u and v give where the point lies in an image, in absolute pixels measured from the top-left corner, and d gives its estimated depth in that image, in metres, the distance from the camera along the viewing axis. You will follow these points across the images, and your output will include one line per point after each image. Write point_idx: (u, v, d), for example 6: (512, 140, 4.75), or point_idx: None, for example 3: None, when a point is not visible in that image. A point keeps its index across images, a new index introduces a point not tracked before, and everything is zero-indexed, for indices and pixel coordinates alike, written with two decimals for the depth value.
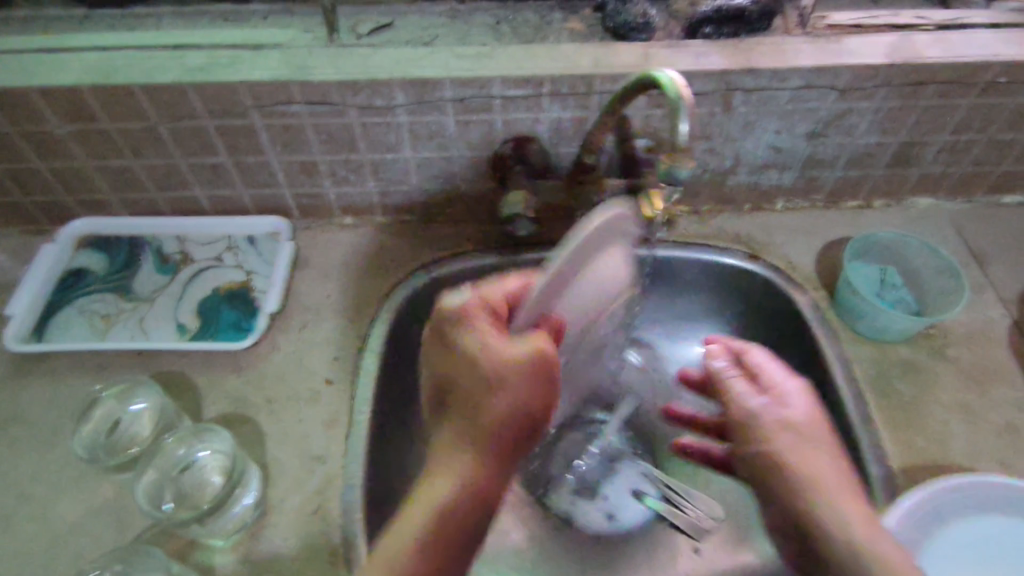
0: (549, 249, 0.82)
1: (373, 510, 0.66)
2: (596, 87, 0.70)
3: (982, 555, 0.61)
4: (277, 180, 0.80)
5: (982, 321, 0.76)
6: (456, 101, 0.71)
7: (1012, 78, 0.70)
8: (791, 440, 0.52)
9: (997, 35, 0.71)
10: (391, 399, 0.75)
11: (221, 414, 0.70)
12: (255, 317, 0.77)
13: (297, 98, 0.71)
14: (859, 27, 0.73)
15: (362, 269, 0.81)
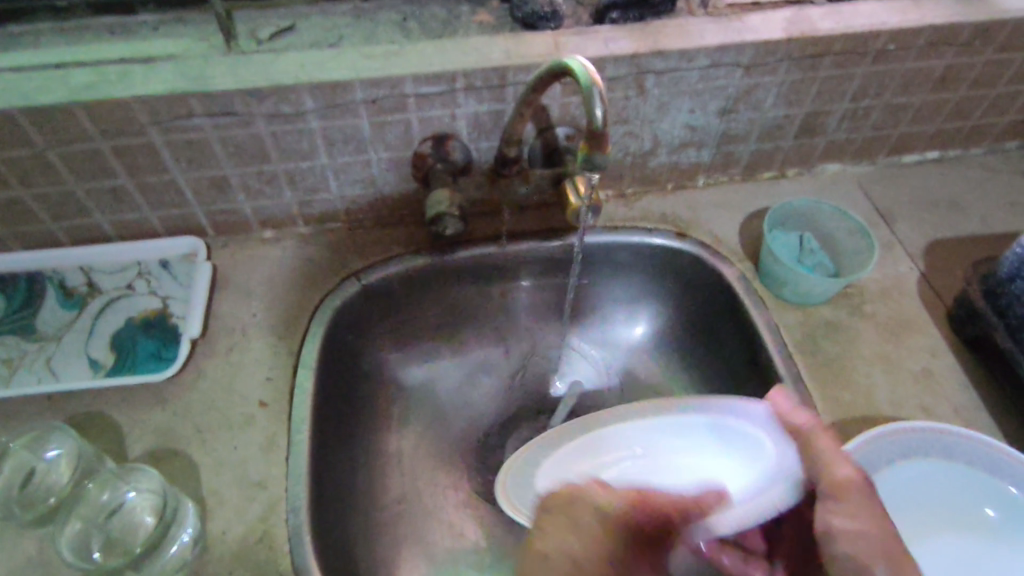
0: (481, 245, 0.81)
1: (322, 532, 0.63)
2: (509, 78, 0.70)
3: (913, 499, 0.64)
4: (186, 199, 0.76)
5: (894, 276, 0.80)
6: (369, 103, 0.69)
7: (900, 45, 0.74)
8: (855, 535, 0.51)
9: (883, 5, 0.75)
10: (330, 414, 0.72)
11: (148, 451, 0.65)
12: (176, 344, 0.73)
13: (199, 110, 0.67)
14: (757, 4, 0.75)
15: (288, 284, 0.78)
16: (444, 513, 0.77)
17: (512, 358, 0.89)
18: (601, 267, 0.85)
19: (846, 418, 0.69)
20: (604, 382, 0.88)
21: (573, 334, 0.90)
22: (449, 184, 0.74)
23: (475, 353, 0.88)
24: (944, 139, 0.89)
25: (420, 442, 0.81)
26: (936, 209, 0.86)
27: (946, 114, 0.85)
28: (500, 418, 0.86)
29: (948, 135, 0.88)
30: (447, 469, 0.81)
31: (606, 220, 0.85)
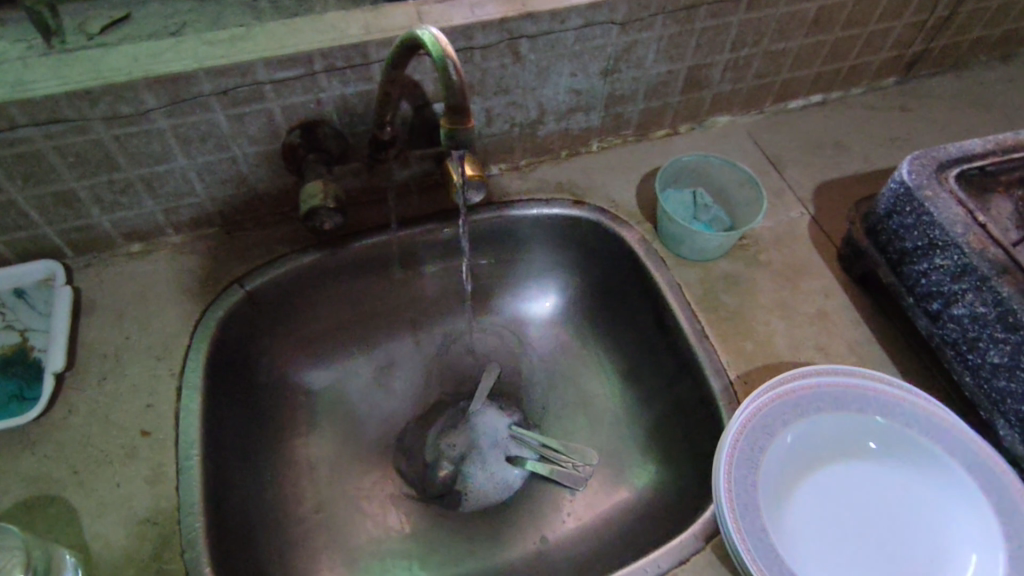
0: (371, 235, 0.77)
1: (225, 558, 0.59)
2: (372, 56, 0.65)
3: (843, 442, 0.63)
4: (31, 219, 0.68)
5: (788, 222, 0.81)
6: (220, 94, 0.63)
7: None
8: None
9: None
10: (225, 432, 0.68)
11: (16, 501, 0.59)
12: (40, 380, 0.66)
13: (21, 119, 0.59)
14: None
15: (164, 299, 0.72)
16: (365, 515, 0.74)
17: (423, 347, 0.86)
18: (502, 244, 0.83)
19: (750, 368, 0.70)
20: (519, 361, 0.87)
21: (483, 314, 0.88)
22: (324, 175, 0.69)
23: (384, 347, 0.85)
24: (826, 82, 0.90)
25: (334, 447, 0.78)
26: (825, 151, 0.87)
27: (826, 57, 0.85)
28: (418, 411, 0.83)
29: (829, 77, 0.89)
30: (366, 470, 0.78)
31: (502, 194, 0.82)
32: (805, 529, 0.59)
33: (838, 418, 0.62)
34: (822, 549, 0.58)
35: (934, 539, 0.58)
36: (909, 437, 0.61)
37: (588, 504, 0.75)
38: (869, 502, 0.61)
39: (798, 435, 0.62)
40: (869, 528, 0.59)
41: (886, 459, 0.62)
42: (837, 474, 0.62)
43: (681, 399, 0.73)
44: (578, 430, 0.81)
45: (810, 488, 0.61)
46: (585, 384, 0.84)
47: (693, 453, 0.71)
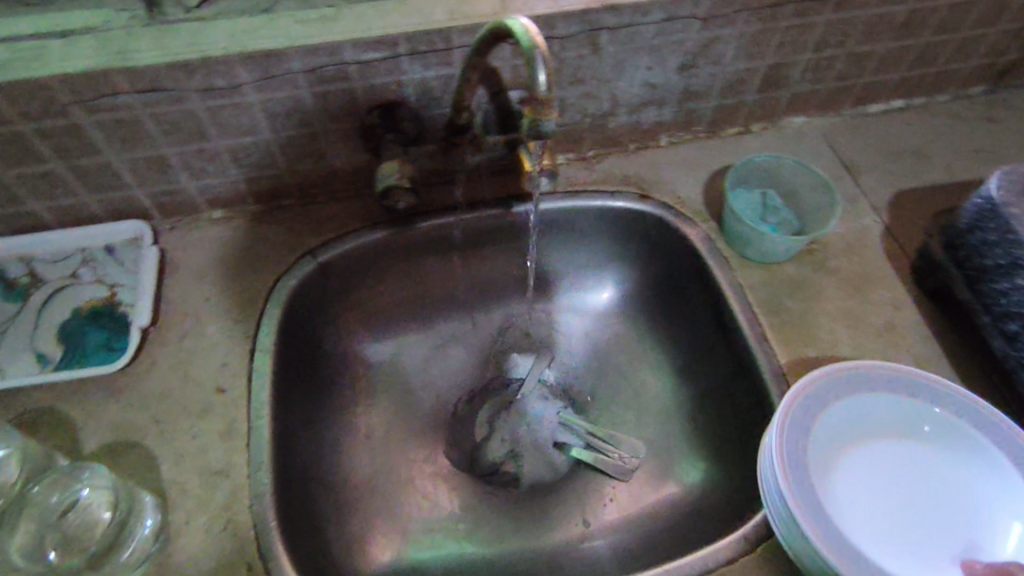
0: (438, 216, 0.79)
1: (288, 515, 0.63)
2: (455, 41, 0.66)
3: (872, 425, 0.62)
4: (124, 181, 0.72)
5: (859, 230, 0.79)
6: (307, 72, 0.66)
7: None
8: None
9: None
10: (292, 396, 0.71)
11: (103, 443, 0.64)
12: (126, 333, 0.71)
13: (124, 87, 0.63)
14: None
15: (241, 264, 0.76)
16: (415, 487, 0.77)
17: (479, 329, 0.88)
18: (566, 232, 0.83)
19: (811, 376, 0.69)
20: (571, 349, 0.88)
21: (540, 300, 0.89)
22: (400, 155, 0.71)
23: (442, 327, 0.87)
24: (911, 87, 0.87)
25: (390, 418, 0.81)
26: (903, 159, 0.84)
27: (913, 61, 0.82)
28: (471, 389, 0.85)
29: (914, 82, 0.86)
30: (418, 443, 0.80)
31: (568, 184, 0.82)
32: (852, 510, 0.58)
33: (870, 402, 0.62)
34: (873, 532, 0.57)
35: (975, 517, 0.57)
36: (949, 419, 0.61)
37: (632, 496, 0.76)
38: (914, 483, 0.60)
39: (839, 420, 0.61)
40: (916, 509, 0.58)
41: (929, 440, 0.61)
42: (883, 457, 0.61)
43: (734, 401, 0.74)
44: (626, 422, 0.82)
45: (858, 471, 0.60)
46: (637, 377, 0.85)
47: (744, 455, 0.71)
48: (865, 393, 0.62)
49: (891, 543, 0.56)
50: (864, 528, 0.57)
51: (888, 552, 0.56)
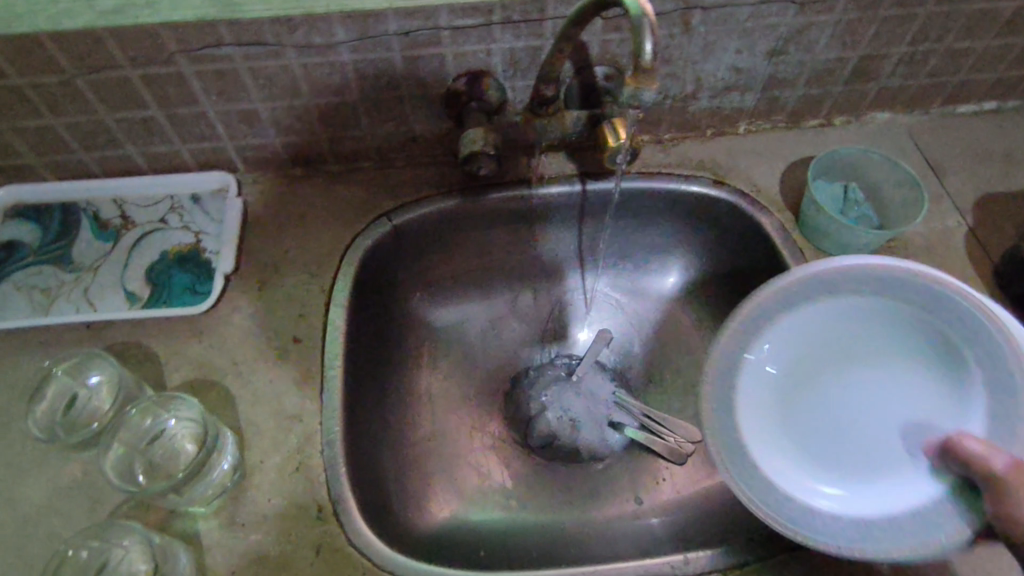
0: (513, 187, 0.79)
1: (356, 464, 0.65)
2: (549, 12, 0.67)
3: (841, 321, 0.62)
4: (216, 132, 0.75)
5: (942, 231, 0.77)
6: (402, 35, 0.67)
7: None
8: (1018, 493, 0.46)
9: None
10: (362, 352, 0.73)
11: (186, 380, 0.67)
12: (210, 278, 0.74)
13: (228, 39, 0.65)
14: None
15: (320, 221, 0.78)
16: (471, 451, 0.79)
17: (541, 303, 0.88)
18: (636, 214, 0.83)
19: None
20: (631, 331, 0.88)
21: (603, 280, 0.89)
22: (483, 123, 0.72)
23: (504, 298, 0.88)
24: (1006, 89, 0.84)
25: (449, 383, 0.83)
26: (993, 162, 0.82)
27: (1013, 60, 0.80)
28: (528, 363, 0.86)
29: (1011, 83, 0.83)
30: (475, 410, 0.82)
31: (644, 166, 0.82)
32: (785, 414, 0.62)
33: (832, 307, 0.62)
34: (803, 432, 0.62)
35: (913, 398, 0.60)
36: (925, 304, 0.59)
37: (687, 479, 0.77)
38: (857, 320, 0.62)
39: (798, 325, 0.63)
40: (874, 401, 0.61)
41: (879, 332, 0.62)
42: (829, 344, 0.63)
43: None
44: (683, 407, 0.82)
45: (801, 371, 0.63)
46: (696, 363, 0.85)
47: None
48: (829, 298, 0.62)
49: (820, 444, 0.61)
50: (794, 435, 0.61)
51: (816, 455, 0.61)
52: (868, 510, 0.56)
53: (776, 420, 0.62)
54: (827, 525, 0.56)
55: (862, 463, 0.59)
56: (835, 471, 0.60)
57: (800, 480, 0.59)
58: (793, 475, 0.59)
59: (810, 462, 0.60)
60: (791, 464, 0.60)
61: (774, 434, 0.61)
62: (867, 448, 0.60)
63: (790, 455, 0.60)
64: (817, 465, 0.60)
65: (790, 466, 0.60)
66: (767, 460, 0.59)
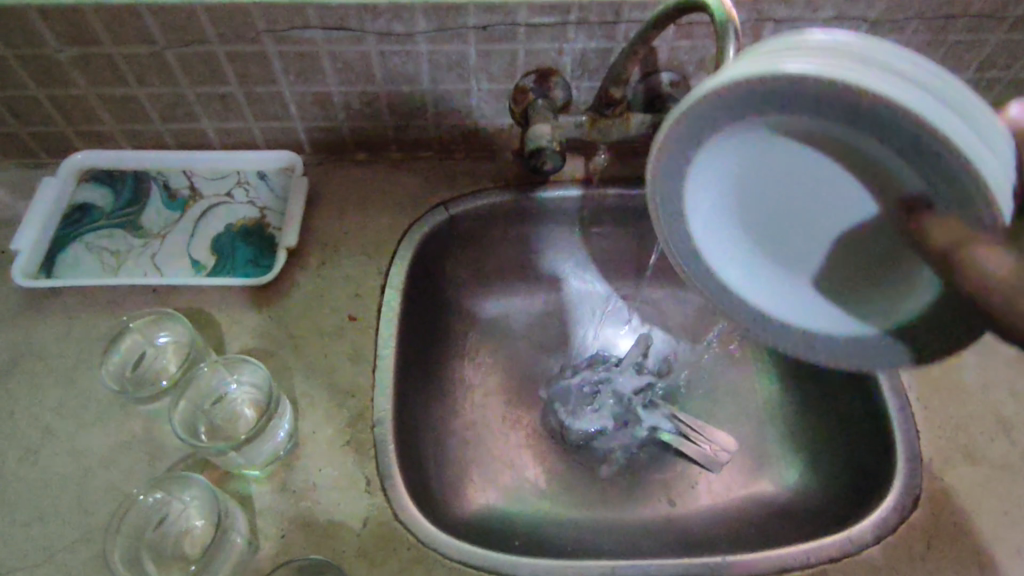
0: (571, 186, 0.81)
1: (403, 443, 0.66)
2: (624, 15, 0.68)
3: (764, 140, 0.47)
4: (289, 113, 0.77)
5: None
6: (479, 29, 0.69)
7: None
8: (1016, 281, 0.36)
9: None
10: (413, 335, 0.74)
11: (245, 348, 0.69)
12: (272, 252, 0.76)
13: (314, 22, 0.67)
14: None
15: (380, 205, 0.80)
16: (509, 442, 0.79)
17: (583, 304, 0.89)
18: None
19: (933, 394, 0.68)
20: (674, 337, 0.88)
21: (649, 285, 0.89)
22: (552, 119, 0.73)
23: (548, 295, 0.88)
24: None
25: (490, 374, 0.83)
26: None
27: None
28: (569, 361, 0.87)
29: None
30: (515, 403, 0.83)
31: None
32: (740, 224, 0.53)
33: (738, 143, 0.47)
34: (775, 232, 0.52)
35: (829, 196, 0.48)
36: (784, 147, 0.46)
37: (724, 487, 0.77)
38: (775, 150, 0.47)
39: (728, 160, 0.48)
40: (804, 205, 0.49)
41: (892, 151, 0.41)
42: (762, 159, 0.48)
43: (844, 409, 0.73)
44: (722, 416, 0.82)
45: (712, 203, 0.51)
46: (737, 374, 0.85)
47: (849, 466, 0.70)
48: (727, 131, 0.45)
49: (779, 226, 0.52)
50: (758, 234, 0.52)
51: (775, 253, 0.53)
52: (829, 299, 0.52)
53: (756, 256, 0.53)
54: (821, 338, 0.53)
55: (811, 256, 0.52)
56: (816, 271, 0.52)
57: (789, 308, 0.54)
58: (781, 303, 0.54)
59: (753, 233, 0.53)
60: (776, 294, 0.54)
61: (745, 277, 0.54)
62: (814, 234, 0.51)
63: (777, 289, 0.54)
64: (775, 255, 0.53)
65: (773, 293, 0.54)
66: (755, 307, 0.54)
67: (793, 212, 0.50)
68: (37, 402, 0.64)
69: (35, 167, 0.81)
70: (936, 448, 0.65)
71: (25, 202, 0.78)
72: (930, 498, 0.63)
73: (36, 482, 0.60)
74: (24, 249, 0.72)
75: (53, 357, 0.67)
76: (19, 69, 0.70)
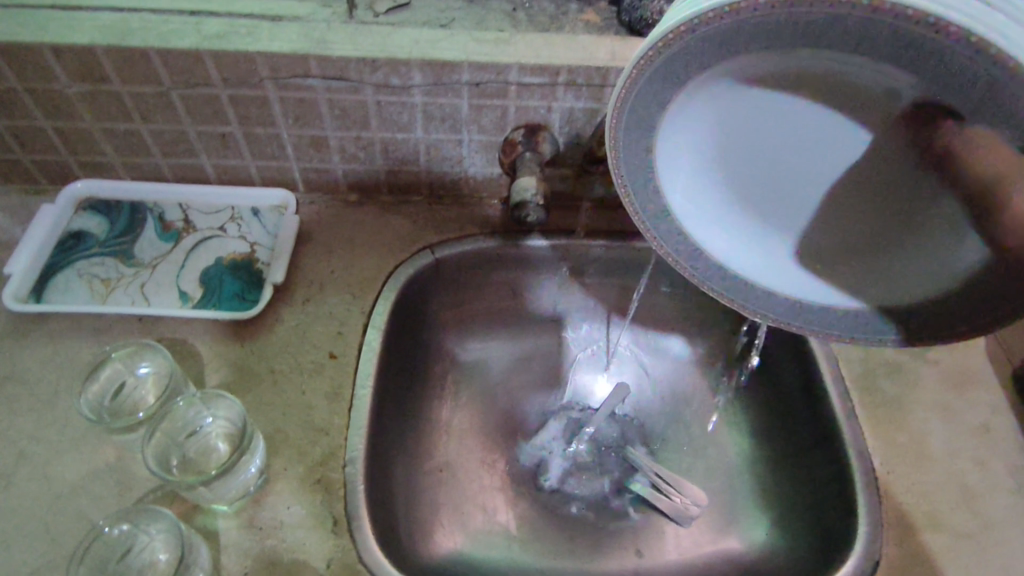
0: (555, 236, 0.83)
1: (374, 485, 0.66)
2: (610, 80, 0.72)
3: (745, 110, 0.54)
4: (285, 153, 0.80)
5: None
6: (472, 85, 0.72)
7: None
8: None
9: None
10: (391, 375, 0.75)
11: (223, 382, 0.70)
12: (259, 287, 0.77)
13: (315, 71, 0.70)
14: None
15: (367, 246, 0.82)
16: (482, 487, 0.80)
17: (564, 350, 0.90)
18: (668, 275, 0.86)
19: (899, 460, 0.69)
20: (651, 388, 0.89)
21: (628, 335, 0.90)
22: (536, 172, 0.76)
23: (530, 339, 0.90)
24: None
25: (467, 417, 0.84)
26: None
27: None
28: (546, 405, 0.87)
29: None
30: (491, 446, 0.83)
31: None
32: (722, 181, 0.59)
33: (711, 114, 0.55)
34: (758, 197, 0.59)
35: (829, 145, 0.54)
36: (756, 106, 0.53)
37: (693, 542, 0.77)
38: (751, 101, 0.53)
39: (704, 131, 0.56)
40: (786, 177, 0.57)
41: (868, 64, 0.48)
42: (729, 127, 0.55)
43: (813, 469, 0.74)
44: (696, 470, 0.83)
45: (699, 170, 0.59)
46: (711, 428, 0.85)
47: (816, 528, 0.71)
48: (705, 110, 0.55)
49: (751, 193, 0.59)
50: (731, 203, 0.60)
51: (756, 205, 0.60)
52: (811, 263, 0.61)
53: (735, 225, 0.61)
54: (776, 299, 0.62)
55: (795, 205, 0.58)
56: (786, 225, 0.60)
57: (770, 265, 0.62)
58: (754, 262, 0.62)
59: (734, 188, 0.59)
60: (750, 251, 0.62)
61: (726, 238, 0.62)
62: (796, 182, 0.57)
63: (749, 250, 0.62)
64: (761, 200, 0.59)
65: (748, 254, 0.62)
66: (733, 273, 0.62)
67: (783, 177, 0.57)
68: (14, 427, 0.65)
69: (35, 194, 0.83)
70: (901, 516, 0.66)
71: (21, 227, 0.80)
72: (893, 564, 0.63)
73: (4, 508, 0.61)
74: (17, 273, 0.75)
75: (34, 382, 0.68)
76: (28, 101, 0.73)
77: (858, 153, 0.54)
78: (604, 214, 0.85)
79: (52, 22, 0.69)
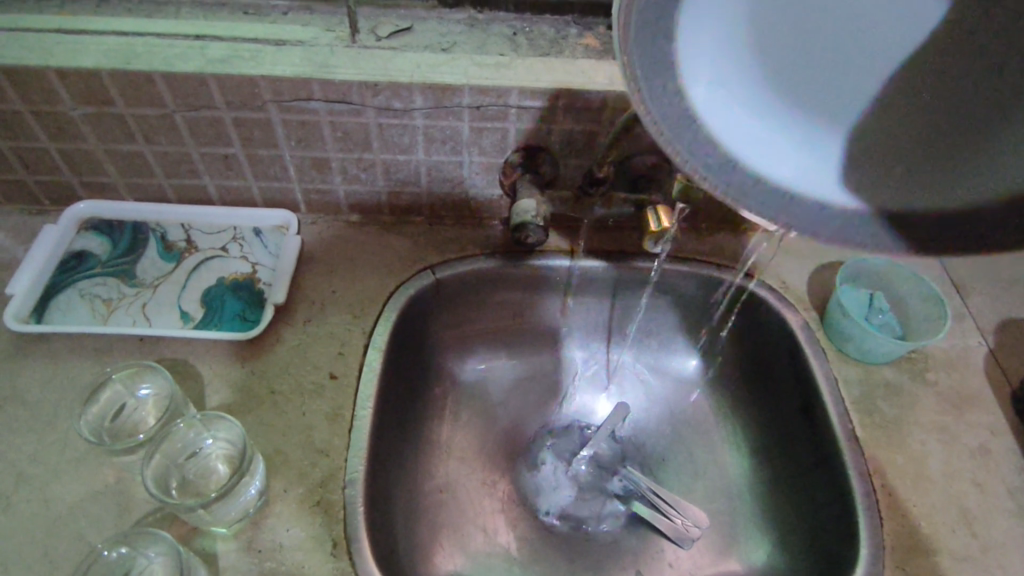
0: (555, 255, 0.84)
1: (374, 506, 0.66)
2: (609, 103, 0.73)
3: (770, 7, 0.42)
4: (288, 174, 0.80)
5: (962, 348, 0.80)
6: (473, 108, 0.73)
7: None
8: None
9: None
10: (391, 395, 0.75)
11: (224, 402, 0.70)
12: (260, 307, 0.78)
13: (317, 95, 0.71)
14: None
15: (368, 266, 0.83)
16: (481, 507, 0.79)
17: (567, 368, 0.90)
18: (669, 295, 0.86)
19: (899, 482, 0.69)
20: (652, 407, 0.89)
21: (629, 355, 0.91)
22: (536, 193, 0.77)
23: (530, 358, 0.90)
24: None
25: (467, 436, 0.84)
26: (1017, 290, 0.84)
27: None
28: (547, 425, 0.87)
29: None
30: (490, 467, 0.83)
31: (678, 250, 0.86)
32: (758, 74, 0.45)
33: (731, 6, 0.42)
34: (798, 89, 0.45)
35: (875, 19, 0.41)
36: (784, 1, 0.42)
37: (694, 563, 0.76)
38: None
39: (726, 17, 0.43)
40: (835, 66, 0.44)
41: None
42: (756, 19, 0.43)
43: (814, 490, 0.74)
44: (696, 490, 0.82)
45: (736, 66, 0.44)
46: (711, 448, 0.85)
47: (817, 551, 0.71)
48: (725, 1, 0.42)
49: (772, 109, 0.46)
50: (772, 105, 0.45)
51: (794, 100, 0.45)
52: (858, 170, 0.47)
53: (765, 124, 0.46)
54: (816, 209, 0.47)
55: (845, 91, 0.45)
56: (841, 112, 0.46)
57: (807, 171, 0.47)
58: (791, 176, 0.47)
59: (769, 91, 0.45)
60: (794, 155, 0.47)
61: (759, 124, 0.46)
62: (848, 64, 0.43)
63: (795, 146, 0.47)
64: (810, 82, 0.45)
65: (788, 156, 0.47)
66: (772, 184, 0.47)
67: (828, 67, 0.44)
68: (13, 448, 0.65)
69: (37, 214, 0.84)
70: (901, 538, 0.66)
71: (23, 247, 0.81)
72: None
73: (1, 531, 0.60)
74: (19, 293, 0.75)
75: (34, 403, 0.68)
76: (33, 123, 0.74)
77: (932, 19, 0.41)
78: (602, 234, 0.86)
79: (58, 46, 0.70)
